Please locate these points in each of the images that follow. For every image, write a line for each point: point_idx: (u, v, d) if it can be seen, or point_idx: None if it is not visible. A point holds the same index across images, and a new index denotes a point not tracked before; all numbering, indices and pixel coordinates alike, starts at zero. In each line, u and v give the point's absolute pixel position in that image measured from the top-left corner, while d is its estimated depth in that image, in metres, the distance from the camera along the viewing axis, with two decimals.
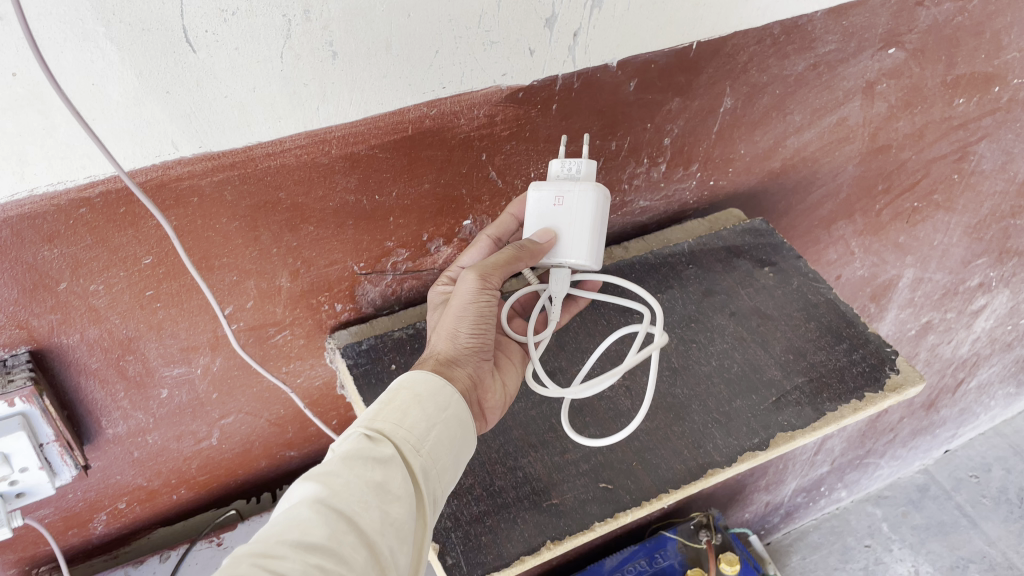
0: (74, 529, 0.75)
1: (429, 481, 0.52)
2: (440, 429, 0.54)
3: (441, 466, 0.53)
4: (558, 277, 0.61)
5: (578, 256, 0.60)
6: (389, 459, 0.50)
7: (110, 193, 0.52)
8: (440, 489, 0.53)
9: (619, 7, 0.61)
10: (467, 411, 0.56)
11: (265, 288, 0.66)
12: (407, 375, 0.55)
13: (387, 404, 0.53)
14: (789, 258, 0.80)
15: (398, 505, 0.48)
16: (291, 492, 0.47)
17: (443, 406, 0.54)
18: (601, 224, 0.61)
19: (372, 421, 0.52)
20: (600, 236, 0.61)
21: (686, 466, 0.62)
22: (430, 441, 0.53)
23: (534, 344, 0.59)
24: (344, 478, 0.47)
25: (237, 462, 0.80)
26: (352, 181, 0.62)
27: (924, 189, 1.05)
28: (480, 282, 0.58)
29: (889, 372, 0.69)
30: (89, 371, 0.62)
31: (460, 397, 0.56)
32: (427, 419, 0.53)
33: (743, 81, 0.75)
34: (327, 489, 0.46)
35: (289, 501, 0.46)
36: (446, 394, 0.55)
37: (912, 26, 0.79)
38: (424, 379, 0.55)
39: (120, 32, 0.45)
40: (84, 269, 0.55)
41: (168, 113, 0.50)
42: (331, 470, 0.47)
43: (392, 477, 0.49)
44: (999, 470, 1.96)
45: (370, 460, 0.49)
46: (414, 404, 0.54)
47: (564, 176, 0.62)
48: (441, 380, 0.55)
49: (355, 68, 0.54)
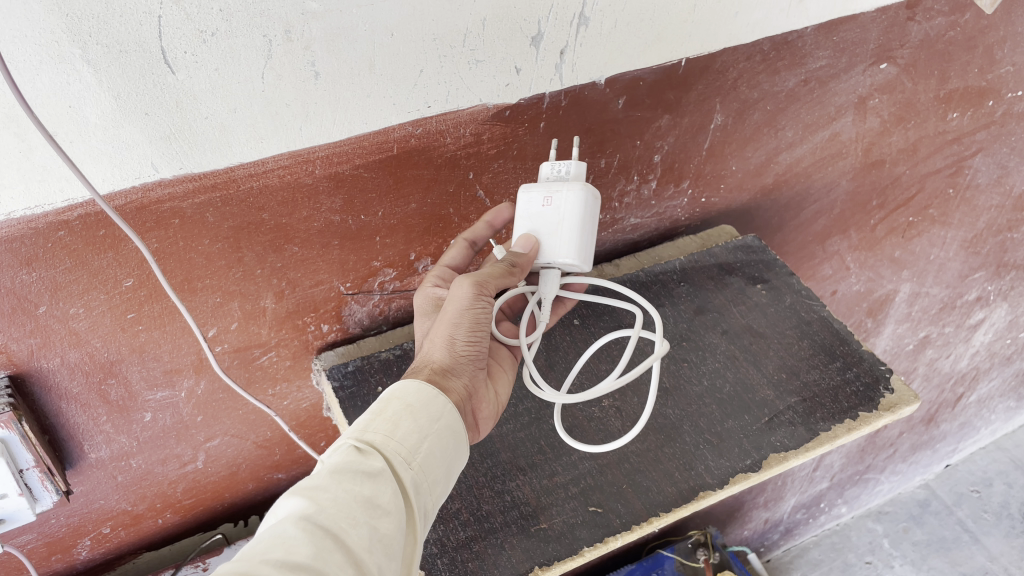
0: (57, 554, 0.73)
1: (420, 495, 0.51)
2: (432, 441, 0.52)
3: (432, 479, 0.52)
4: (551, 278, 0.61)
5: (565, 257, 0.59)
6: (379, 473, 0.48)
7: (89, 217, 0.51)
8: (431, 502, 0.52)
9: (606, 24, 0.60)
10: (459, 421, 0.55)
11: (249, 310, 0.65)
12: (398, 385, 0.54)
13: (378, 415, 0.52)
14: (781, 275, 0.79)
15: (387, 520, 0.47)
16: (277, 507, 0.46)
17: (436, 417, 0.53)
18: (589, 224, 0.59)
19: (362, 433, 0.51)
20: (589, 235, 0.60)
21: (677, 489, 0.61)
22: (421, 453, 0.51)
23: (527, 345, 0.57)
24: (332, 493, 0.46)
25: (223, 485, 0.79)
26: (337, 202, 0.61)
27: (919, 204, 1.04)
28: (477, 291, 0.56)
29: (883, 392, 0.68)
30: (70, 396, 0.61)
31: (453, 408, 0.55)
32: (419, 431, 0.52)
33: (733, 98, 0.74)
34: (313, 505, 0.45)
35: (275, 516, 0.45)
36: (438, 405, 0.54)
37: (903, 41, 0.79)
38: (416, 389, 0.54)
39: (96, 54, 0.44)
40: (63, 292, 0.54)
41: (146, 135, 0.49)
42: (319, 485, 0.46)
43: (381, 491, 0.48)
44: (1000, 485, 1.95)
45: (359, 474, 0.47)
46: (406, 415, 0.52)
47: (554, 178, 0.61)
48: (433, 390, 0.54)
49: (338, 88, 0.53)
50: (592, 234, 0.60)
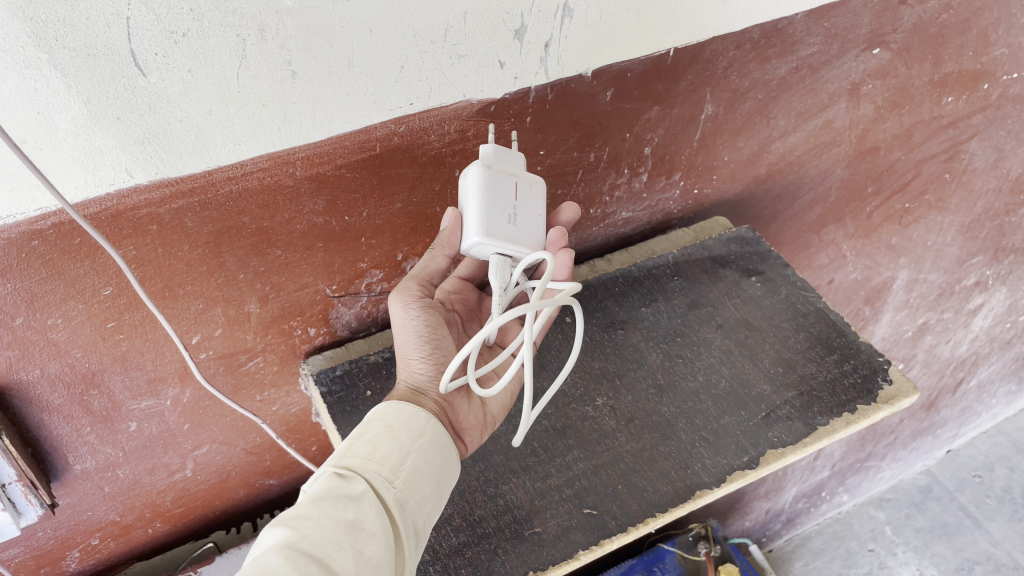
0: (46, 566, 0.73)
1: (408, 513, 0.51)
2: (415, 458, 0.53)
3: (421, 495, 0.52)
4: (492, 263, 0.55)
5: (466, 251, 0.56)
6: (361, 495, 0.49)
7: (62, 225, 0.49)
8: (423, 519, 0.52)
9: (591, 15, 0.59)
10: (444, 435, 0.56)
11: (233, 315, 0.63)
12: (377, 408, 0.55)
13: (358, 439, 0.53)
14: (777, 266, 0.78)
15: (374, 542, 0.47)
16: (262, 539, 0.46)
17: (418, 433, 0.54)
18: (472, 203, 0.54)
19: (342, 459, 0.51)
20: (477, 211, 0.54)
21: (674, 489, 0.60)
22: (405, 471, 0.52)
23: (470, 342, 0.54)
24: (314, 521, 0.46)
25: (213, 493, 0.78)
26: (320, 203, 0.60)
27: (916, 190, 1.03)
28: (401, 301, 0.60)
29: (882, 383, 0.67)
30: (52, 408, 0.59)
31: (436, 422, 0.55)
32: (401, 448, 0.53)
33: (723, 87, 0.73)
34: (296, 534, 0.45)
35: (259, 548, 0.45)
36: (419, 421, 0.55)
37: (896, 26, 0.77)
38: (396, 409, 0.55)
39: (63, 58, 0.42)
40: (40, 302, 0.53)
41: (119, 140, 0.48)
42: (301, 514, 0.46)
43: (366, 514, 0.48)
44: (1002, 470, 1.94)
45: (341, 498, 0.48)
46: (386, 435, 0.53)
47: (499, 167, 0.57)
48: (413, 408, 0.55)
49: (316, 86, 0.52)
50: (474, 206, 0.54)
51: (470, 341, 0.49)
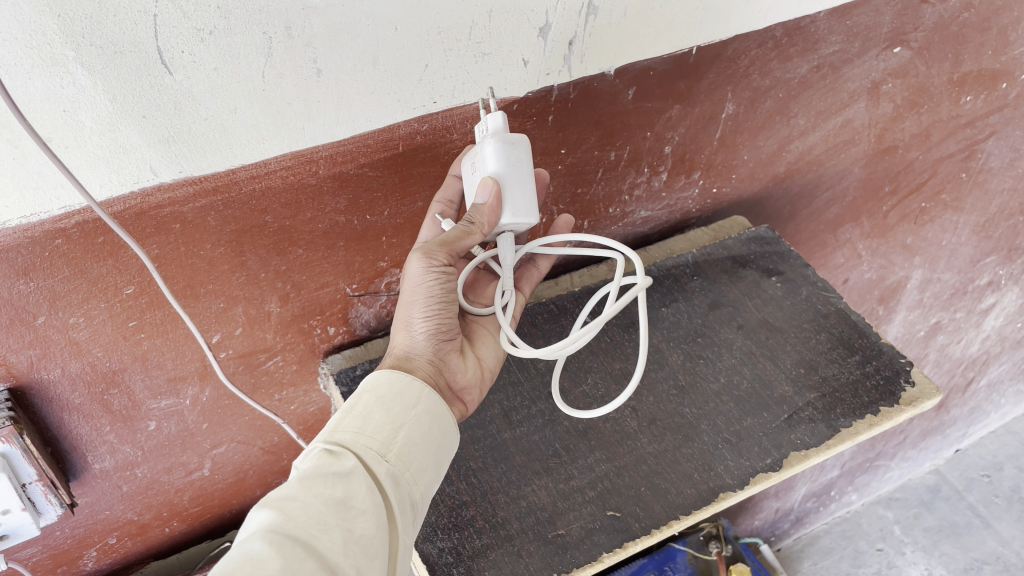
0: (63, 566, 0.72)
1: (402, 487, 0.51)
2: (408, 429, 0.53)
3: (415, 469, 0.52)
4: (505, 242, 0.57)
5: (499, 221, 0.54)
6: (351, 471, 0.48)
7: (86, 223, 0.49)
8: (418, 493, 0.51)
9: (615, 14, 0.58)
10: (438, 403, 0.55)
11: (254, 314, 0.63)
12: (370, 379, 0.55)
13: (350, 412, 0.53)
14: (797, 266, 0.78)
15: (364, 519, 0.46)
16: (248, 521, 0.45)
17: (411, 404, 0.54)
18: (524, 174, 0.54)
19: (332, 434, 0.51)
20: (525, 185, 0.55)
21: (697, 491, 0.60)
22: (397, 444, 0.52)
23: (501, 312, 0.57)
24: (300, 502, 0.45)
25: (230, 492, 0.78)
26: (342, 202, 0.60)
27: (932, 188, 1.02)
28: (426, 263, 0.54)
29: (904, 385, 0.66)
30: (73, 407, 0.59)
31: (430, 392, 0.55)
32: (392, 421, 0.53)
33: (744, 87, 0.72)
34: (282, 516, 0.45)
35: (246, 531, 0.45)
36: (413, 391, 0.54)
37: (917, 25, 0.77)
38: (389, 379, 0.55)
39: (90, 56, 0.42)
40: (62, 302, 0.52)
41: (145, 138, 0.47)
42: (287, 495, 0.46)
43: (355, 491, 0.47)
44: (1011, 469, 1.93)
45: (330, 476, 0.47)
46: (378, 407, 0.53)
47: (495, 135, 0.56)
48: (408, 377, 0.55)
49: (341, 85, 0.51)
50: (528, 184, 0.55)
51: (598, 321, 0.52)
